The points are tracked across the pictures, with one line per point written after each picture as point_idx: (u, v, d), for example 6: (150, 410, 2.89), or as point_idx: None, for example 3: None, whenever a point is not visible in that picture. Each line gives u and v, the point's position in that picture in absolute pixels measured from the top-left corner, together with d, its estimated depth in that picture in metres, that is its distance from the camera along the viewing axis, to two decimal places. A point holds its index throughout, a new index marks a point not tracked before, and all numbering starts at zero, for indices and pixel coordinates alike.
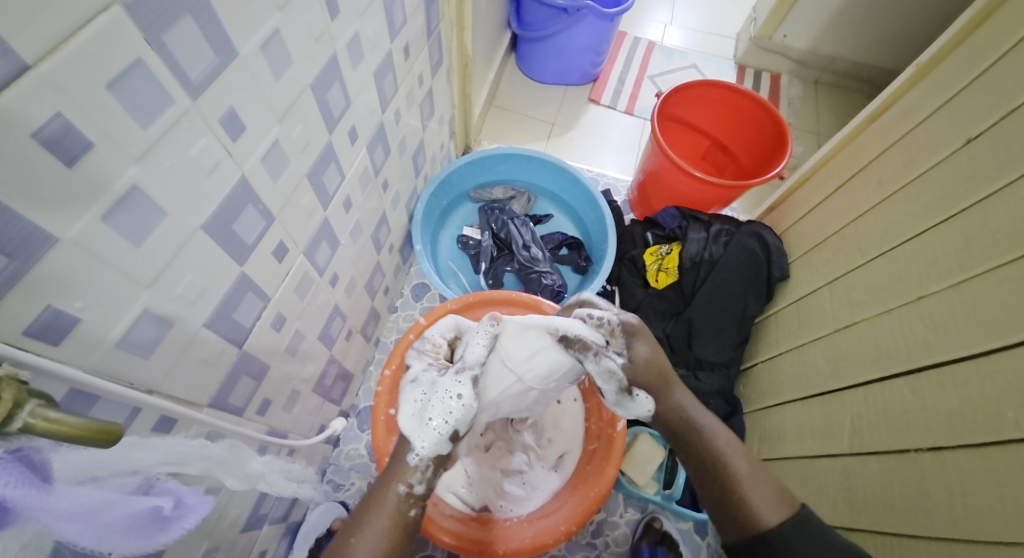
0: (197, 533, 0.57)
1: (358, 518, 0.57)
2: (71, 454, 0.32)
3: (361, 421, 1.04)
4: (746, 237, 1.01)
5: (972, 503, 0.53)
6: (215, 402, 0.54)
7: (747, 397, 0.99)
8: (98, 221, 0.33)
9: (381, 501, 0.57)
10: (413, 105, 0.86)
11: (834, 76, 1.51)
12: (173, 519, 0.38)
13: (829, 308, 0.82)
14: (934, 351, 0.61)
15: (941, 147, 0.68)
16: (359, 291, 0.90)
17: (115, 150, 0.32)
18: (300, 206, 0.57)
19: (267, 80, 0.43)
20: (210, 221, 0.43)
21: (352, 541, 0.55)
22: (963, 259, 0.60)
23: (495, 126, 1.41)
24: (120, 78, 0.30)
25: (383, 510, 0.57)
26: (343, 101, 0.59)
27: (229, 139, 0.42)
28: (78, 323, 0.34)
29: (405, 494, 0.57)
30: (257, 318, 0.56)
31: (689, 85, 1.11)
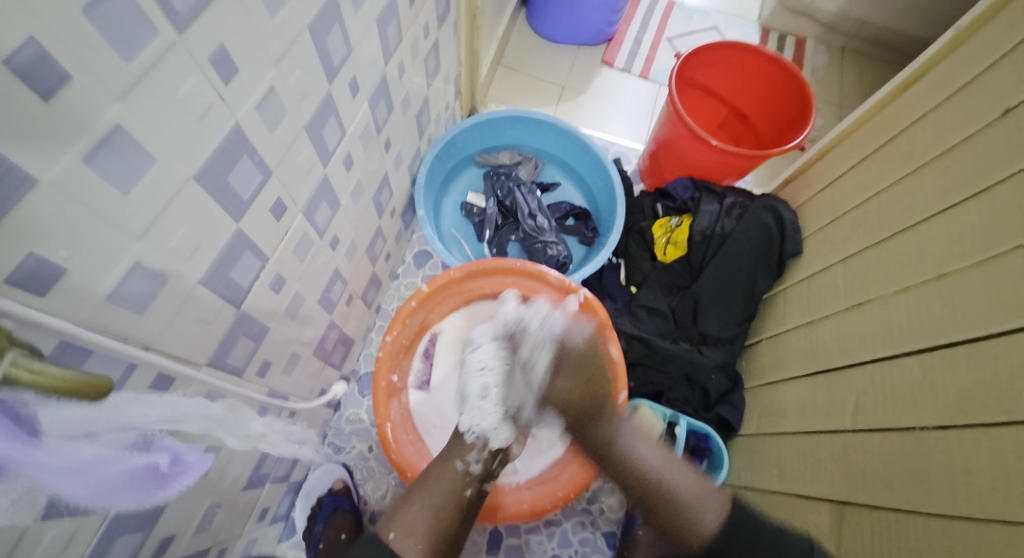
0: (198, 492, 0.56)
1: (416, 489, 0.67)
2: (61, 408, 0.29)
3: (362, 387, 1.03)
4: (759, 211, 0.98)
5: (974, 482, 0.52)
6: (214, 362, 0.52)
7: (749, 372, 0.98)
8: (81, 163, 0.30)
9: (440, 476, 0.69)
10: (418, 59, 0.81)
11: (862, 43, 1.44)
12: (173, 477, 0.39)
13: (841, 285, 0.80)
14: (949, 331, 0.59)
15: (975, 118, 0.64)
16: (360, 255, 0.88)
17: (95, 84, 0.29)
18: (298, 161, 0.55)
19: (260, 17, 0.40)
20: (203, 171, 0.41)
21: (408, 506, 0.65)
22: (989, 237, 0.57)
23: (502, 88, 1.36)
24: (98, 2, 0.28)
25: (442, 485, 0.68)
26: (344, 49, 0.56)
27: (221, 81, 0.39)
28: (65, 273, 0.32)
29: (462, 471, 0.70)
30: (255, 278, 0.55)
31: (710, 47, 1.05)
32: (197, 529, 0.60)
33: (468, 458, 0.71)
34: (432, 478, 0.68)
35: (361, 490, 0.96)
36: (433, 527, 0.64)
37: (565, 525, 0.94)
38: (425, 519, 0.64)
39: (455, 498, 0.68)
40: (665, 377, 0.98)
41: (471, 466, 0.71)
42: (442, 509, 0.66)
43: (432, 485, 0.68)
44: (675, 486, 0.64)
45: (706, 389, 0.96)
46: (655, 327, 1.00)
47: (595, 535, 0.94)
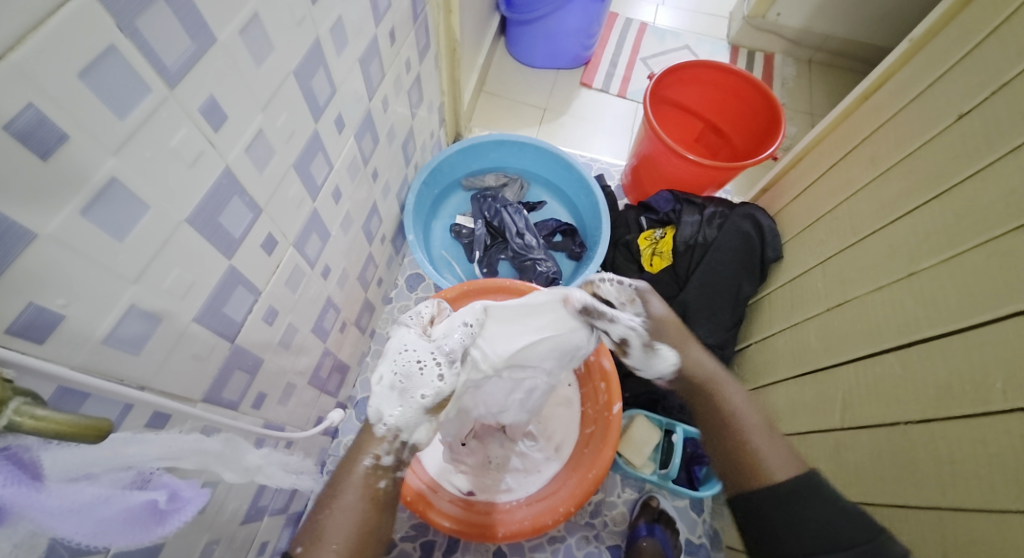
0: (195, 527, 0.57)
1: (331, 494, 0.56)
2: (63, 452, 0.31)
3: (359, 413, 1.04)
4: (739, 220, 1.02)
5: (960, 472, 0.53)
6: (209, 397, 0.53)
7: (741, 376, 0.99)
8: (78, 215, 0.32)
9: (349, 474, 0.56)
10: (401, 91, 0.84)
11: (828, 55, 1.50)
12: (172, 513, 0.38)
13: (821, 287, 0.82)
14: (924, 327, 0.61)
15: (933, 123, 0.67)
16: (352, 282, 0.89)
17: (91, 140, 0.31)
18: (288, 197, 0.56)
19: (247, 65, 0.42)
20: (196, 213, 0.42)
21: (320, 518, 0.53)
22: (954, 234, 0.60)
23: (485, 113, 1.40)
24: (93, 66, 0.30)
25: (349, 492, 0.55)
26: (328, 88, 0.58)
27: (211, 129, 0.41)
28: (63, 320, 0.34)
29: (371, 464, 0.57)
30: (248, 311, 0.56)
31: (682, 66, 1.09)
32: None
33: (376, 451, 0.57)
34: (342, 484, 0.56)
35: None
36: (353, 538, 0.52)
37: (570, 541, 0.94)
38: (342, 527, 0.52)
39: (369, 500, 0.55)
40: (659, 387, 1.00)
41: (382, 458, 0.57)
42: (359, 514, 0.54)
43: (344, 483, 0.56)
44: (743, 423, 0.60)
45: None
46: None
47: (600, 549, 0.94)
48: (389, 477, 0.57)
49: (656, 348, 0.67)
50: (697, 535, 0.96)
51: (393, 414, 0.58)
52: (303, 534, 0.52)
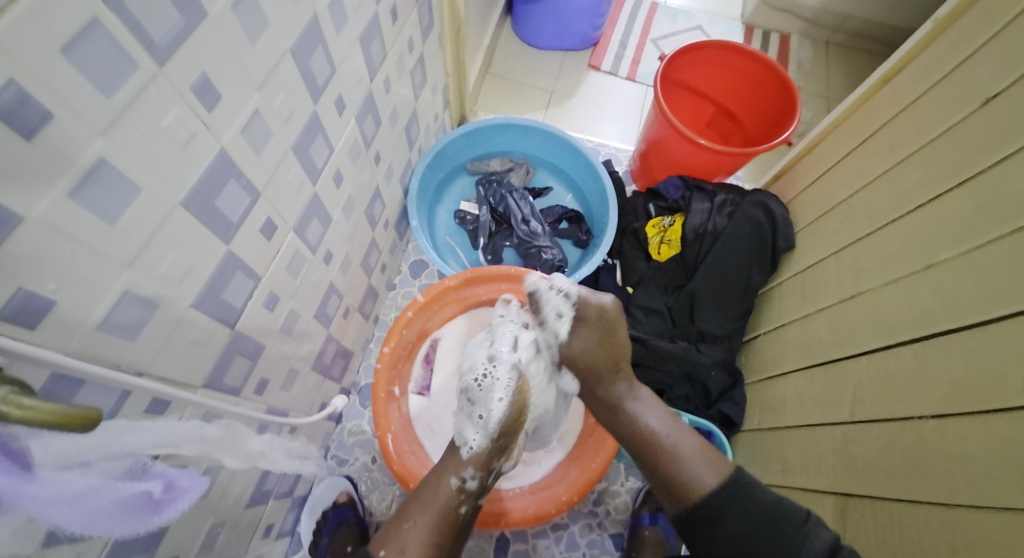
0: (199, 512, 0.57)
1: (412, 508, 0.66)
2: (54, 441, 0.30)
3: (363, 398, 1.04)
4: (751, 208, 0.99)
5: (971, 470, 0.52)
6: (209, 383, 0.53)
7: (749, 368, 0.98)
8: (66, 198, 0.31)
9: (433, 494, 0.67)
10: (404, 72, 0.82)
11: (846, 35, 1.45)
12: (167, 502, 0.38)
13: (834, 278, 0.80)
14: (940, 320, 0.59)
15: (956, 108, 0.64)
16: (355, 268, 0.88)
17: (77, 120, 0.30)
18: (287, 181, 0.55)
19: (240, 43, 0.41)
20: (190, 196, 0.41)
21: (402, 530, 0.63)
22: (974, 225, 0.58)
23: (491, 96, 1.37)
24: (76, 41, 0.28)
25: (431, 505, 0.66)
26: (328, 68, 0.56)
27: (204, 109, 0.39)
28: (54, 305, 0.33)
29: (456, 488, 0.68)
30: (248, 297, 0.55)
31: (694, 47, 1.06)
32: (201, 549, 0.60)
33: (462, 474, 0.68)
34: (424, 500, 0.66)
35: (366, 502, 0.96)
36: (424, 550, 0.62)
37: (573, 528, 0.95)
38: (420, 540, 0.63)
39: (447, 519, 0.66)
40: (664, 376, 0.98)
41: (467, 482, 0.68)
42: (433, 530, 0.64)
43: (422, 502, 0.66)
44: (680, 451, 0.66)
45: (706, 387, 0.95)
46: (653, 327, 1.00)
47: (603, 537, 0.94)
48: (470, 502, 0.68)
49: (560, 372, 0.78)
50: None
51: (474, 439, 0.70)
52: (388, 540, 0.62)
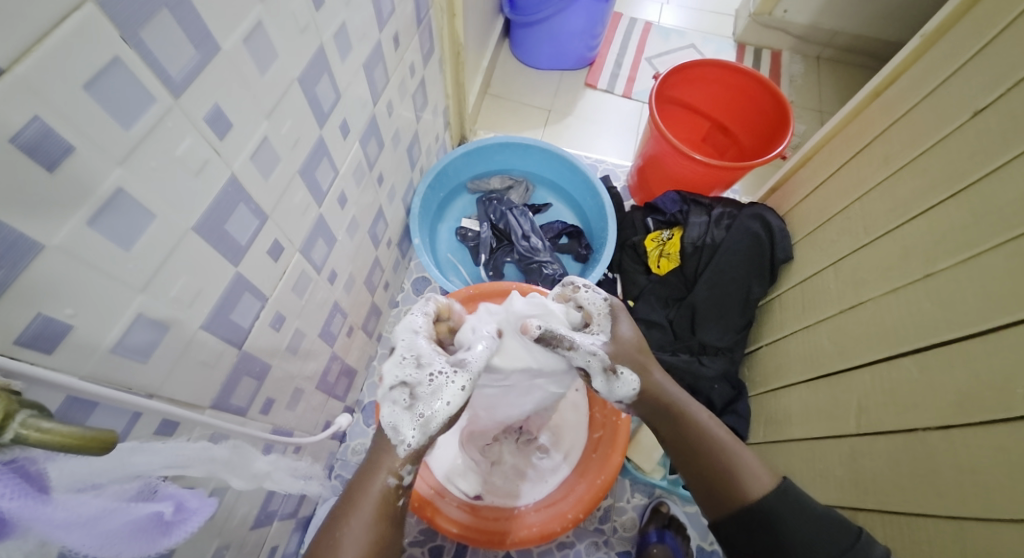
0: (206, 533, 0.57)
1: (342, 510, 0.54)
2: (68, 462, 0.31)
3: (367, 417, 1.04)
4: (747, 220, 1.01)
5: (982, 480, 0.52)
6: (217, 404, 0.53)
7: (752, 380, 0.98)
8: (85, 226, 0.32)
9: (362, 492, 0.55)
10: (405, 95, 0.84)
11: (836, 51, 1.48)
12: (177, 524, 0.38)
13: (834, 289, 0.81)
14: (943, 329, 0.60)
15: (948, 120, 0.66)
16: (358, 287, 0.89)
17: (97, 151, 0.31)
18: (293, 204, 0.57)
19: (250, 73, 0.42)
20: (202, 221, 0.42)
21: (338, 534, 0.52)
22: (971, 234, 0.59)
23: (491, 115, 1.40)
24: (97, 78, 0.30)
25: (365, 503, 0.54)
26: (332, 94, 0.58)
27: (216, 137, 0.41)
28: (71, 330, 0.34)
29: (393, 484, 0.55)
30: (255, 318, 0.56)
31: (688, 66, 1.09)
32: None
33: (398, 469, 0.55)
34: (358, 496, 0.54)
35: None
36: (370, 549, 0.51)
37: (579, 546, 0.94)
38: (360, 538, 0.51)
39: (385, 514, 0.54)
40: None
41: (407, 478, 0.56)
42: (376, 527, 0.53)
43: (353, 505, 0.53)
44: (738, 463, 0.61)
45: (710, 399, 0.95)
46: (655, 340, 1.01)
47: (609, 555, 0.93)
48: (406, 490, 0.57)
49: (617, 371, 0.64)
50: (708, 541, 0.96)
51: (415, 437, 0.56)
52: (321, 546, 0.51)
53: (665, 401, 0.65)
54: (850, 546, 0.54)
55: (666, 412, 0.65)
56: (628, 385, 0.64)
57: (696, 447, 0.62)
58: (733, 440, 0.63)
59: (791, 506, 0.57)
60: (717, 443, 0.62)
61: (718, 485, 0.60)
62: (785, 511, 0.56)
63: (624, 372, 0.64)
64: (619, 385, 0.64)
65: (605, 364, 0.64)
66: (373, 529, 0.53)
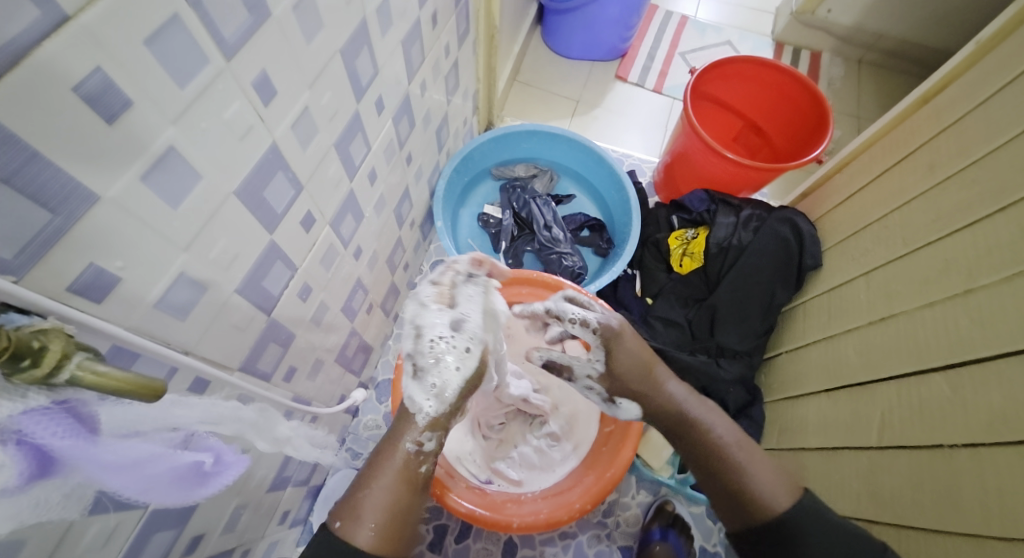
0: (225, 492, 0.58)
1: (367, 475, 0.58)
2: (116, 409, 0.32)
3: (380, 394, 1.05)
4: (777, 224, 0.99)
5: (1008, 502, 0.52)
6: (244, 367, 0.55)
7: (769, 386, 0.97)
8: (138, 181, 0.33)
9: (386, 460, 0.58)
10: (439, 76, 0.84)
11: (879, 55, 1.45)
12: (213, 475, 0.40)
13: (864, 299, 0.80)
14: (979, 347, 0.59)
15: (1000, 132, 0.64)
16: (381, 265, 0.90)
17: (153, 108, 0.32)
18: (327, 176, 0.57)
19: (297, 42, 0.43)
20: (243, 186, 0.43)
21: (360, 496, 0.56)
22: (1017, 251, 0.58)
23: (519, 103, 1.39)
24: (158, 34, 0.30)
25: (388, 469, 0.57)
26: (371, 69, 0.58)
27: (261, 103, 0.41)
28: (119, 281, 0.35)
29: (414, 451, 0.58)
30: (284, 287, 0.57)
31: (725, 62, 1.07)
32: (223, 529, 0.62)
33: (417, 436, 0.58)
34: (380, 463, 0.58)
35: None
36: (388, 515, 0.55)
37: (581, 537, 0.94)
38: (379, 504, 0.55)
39: (407, 483, 0.58)
40: None
41: (424, 444, 0.59)
42: (396, 492, 0.56)
43: (376, 468, 0.58)
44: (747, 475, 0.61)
45: (724, 402, 0.96)
46: (672, 338, 1.01)
47: (611, 549, 0.95)
48: (431, 462, 0.60)
49: (615, 402, 0.74)
50: (711, 542, 0.96)
51: (431, 405, 0.59)
52: (343, 510, 0.55)
53: (676, 416, 0.67)
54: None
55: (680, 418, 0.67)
56: (628, 413, 0.73)
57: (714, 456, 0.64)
58: (745, 457, 0.63)
59: (816, 520, 0.56)
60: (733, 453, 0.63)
61: (735, 493, 0.61)
62: (810, 525, 0.56)
63: (624, 404, 0.72)
64: (622, 410, 0.74)
65: (603, 394, 0.75)
66: (393, 494, 0.56)
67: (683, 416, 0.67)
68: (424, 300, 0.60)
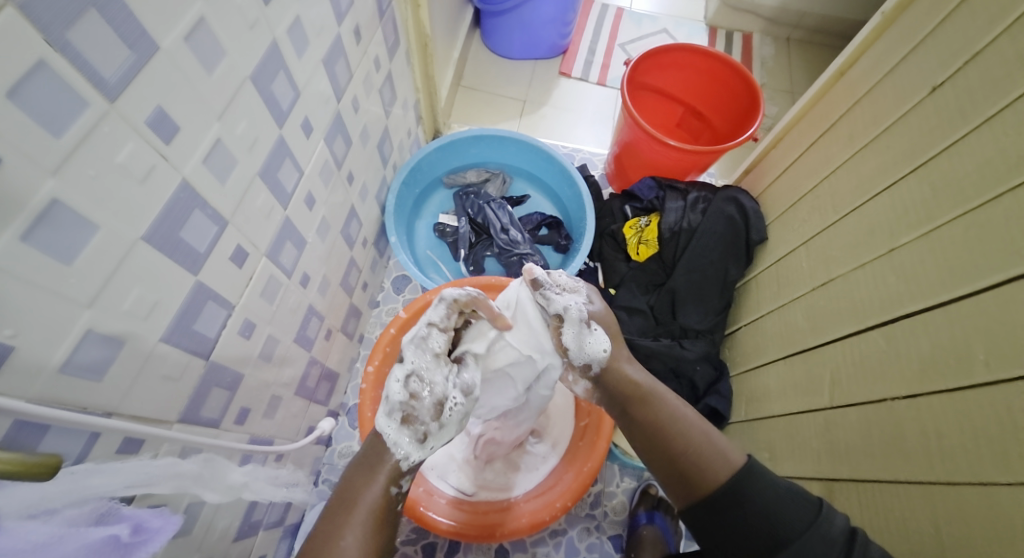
0: (183, 549, 0.55)
1: (336, 520, 0.52)
2: (15, 490, 0.30)
3: (352, 419, 1.03)
4: (723, 203, 1.00)
5: (947, 445, 0.53)
6: (185, 417, 0.52)
7: (732, 360, 0.98)
8: (19, 241, 0.30)
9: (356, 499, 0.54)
10: (372, 91, 0.82)
11: (806, 31, 1.49)
12: (138, 545, 0.36)
13: (806, 267, 0.81)
14: (906, 302, 0.60)
15: (909, 96, 0.66)
16: (334, 288, 0.87)
17: (26, 162, 0.29)
18: (255, 207, 0.55)
19: (196, 73, 0.40)
20: (153, 229, 0.41)
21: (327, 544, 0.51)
22: (930, 207, 0.59)
23: (464, 108, 1.38)
24: (21, 83, 0.28)
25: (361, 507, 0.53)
26: (291, 92, 0.56)
27: (162, 141, 0.39)
28: (12, 351, 0.32)
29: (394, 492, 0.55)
30: (222, 326, 0.54)
31: (659, 51, 1.08)
32: None
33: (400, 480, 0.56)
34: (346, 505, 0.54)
35: None
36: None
37: (571, 533, 0.94)
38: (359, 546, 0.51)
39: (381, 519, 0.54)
40: None
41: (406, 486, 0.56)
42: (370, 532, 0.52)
43: (351, 509, 0.53)
44: (698, 443, 0.59)
45: (693, 382, 0.96)
46: (636, 326, 1.01)
47: (602, 540, 0.94)
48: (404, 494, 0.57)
49: (590, 326, 0.65)
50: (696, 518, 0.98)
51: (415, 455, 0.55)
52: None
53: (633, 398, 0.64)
54: (814, 520, 0.52)
55: (632, 395, 0.64)
56: (601, 340, 0.64)
57: (663, 433, 0.61)
58: (700, 420, 0.62)
59: (757, 484, 0.55)
60: (682, 426, 0.61)
61: (687, 464, 0.58)
62: (752, 490, 0.55)
63: (597, 329, 0.65)
64: (592, 340, 0.64)
65: (581, 315, 0.64)
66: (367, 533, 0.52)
67: (637, 393, 0.64)
68: (434, 350, 0.58)
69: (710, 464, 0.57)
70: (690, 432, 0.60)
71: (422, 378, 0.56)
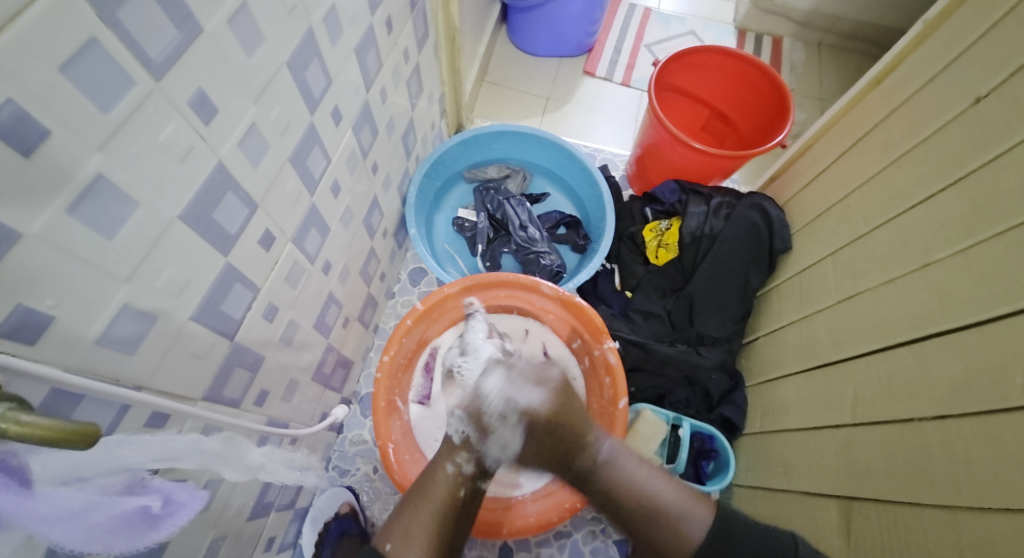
0: (200, 525, 0.57)
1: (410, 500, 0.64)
2: (52, 456, 0.31)
3: (364, 407, 1.04)
4: (746, 209, 0.99)
5: (977, 469, 0.52)
6: (209, 396, 0.53)
7: (749, 370, 0.97)
8: (64, 213, 0.31)
9: (433, 481, 0.65)
10: (400, 82, 0.83)
11: (839, 37, 1.46)
12: (165, 517, 0.37)
13: (832, 279, 0.80)
14: (938, 320, 0.59)
15: (949, 107, 0.65)
16: (354, 278, 0.88)
17: (74, 136, 0.30)
18: (284, 192, 0.55)
19: (236, 58, 0.41)
20: (188, 209, 0.41)
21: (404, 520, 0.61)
22: (970, 223, 0.58)
23: (488, 103, 1.38)
24: (73, 60, 0.28)
25: (433, 490, 0.64)
26: (324, 80, 0.57)
27: (201, 123, 0.40)
28: (53, 320, 0.33)
29: (455, 473, 0.67)
30: (247, 309, 0.55)
31: (688, 52, 1.07)
32: None
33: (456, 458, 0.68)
34: (422, 489, 0.64)
35: (369, 511, 0.95)
36: (432, 537, 0.60)
37: (576, 535, 0.94)
38: (424, 522, 0.61)
39: (448, 502, 0.64)
40: (664, 381, 0.98)
41: (463, 466, 0.68)
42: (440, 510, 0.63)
43: (425, 489, 0.64)
44: (660, 501, 0.60)
45: (707, 390, 0.95)
46: (651, 331, 1.00)
47: (606, 543, 0.94)
48: (468, 484, 0.67)
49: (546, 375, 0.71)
50: None
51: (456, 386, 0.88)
52: (390, 534, 0.59)
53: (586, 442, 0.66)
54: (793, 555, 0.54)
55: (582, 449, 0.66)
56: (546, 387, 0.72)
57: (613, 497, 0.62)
58: (648, 476, 0.62)
59: (737, 529, 0.56)
60: (625, 489, 0.62)
61: (651, 539, 0.59)
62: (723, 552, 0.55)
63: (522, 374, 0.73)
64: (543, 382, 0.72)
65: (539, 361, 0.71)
66: (433, 511, 0.62)
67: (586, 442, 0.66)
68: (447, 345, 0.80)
69: (671, 532, 0.57)
70: (637, 494, 0.61)
71: (457, 369, 0.84)
